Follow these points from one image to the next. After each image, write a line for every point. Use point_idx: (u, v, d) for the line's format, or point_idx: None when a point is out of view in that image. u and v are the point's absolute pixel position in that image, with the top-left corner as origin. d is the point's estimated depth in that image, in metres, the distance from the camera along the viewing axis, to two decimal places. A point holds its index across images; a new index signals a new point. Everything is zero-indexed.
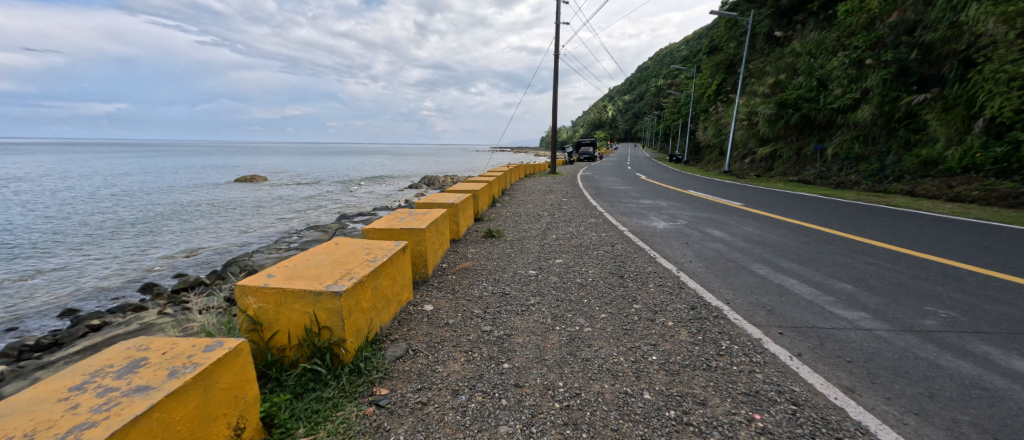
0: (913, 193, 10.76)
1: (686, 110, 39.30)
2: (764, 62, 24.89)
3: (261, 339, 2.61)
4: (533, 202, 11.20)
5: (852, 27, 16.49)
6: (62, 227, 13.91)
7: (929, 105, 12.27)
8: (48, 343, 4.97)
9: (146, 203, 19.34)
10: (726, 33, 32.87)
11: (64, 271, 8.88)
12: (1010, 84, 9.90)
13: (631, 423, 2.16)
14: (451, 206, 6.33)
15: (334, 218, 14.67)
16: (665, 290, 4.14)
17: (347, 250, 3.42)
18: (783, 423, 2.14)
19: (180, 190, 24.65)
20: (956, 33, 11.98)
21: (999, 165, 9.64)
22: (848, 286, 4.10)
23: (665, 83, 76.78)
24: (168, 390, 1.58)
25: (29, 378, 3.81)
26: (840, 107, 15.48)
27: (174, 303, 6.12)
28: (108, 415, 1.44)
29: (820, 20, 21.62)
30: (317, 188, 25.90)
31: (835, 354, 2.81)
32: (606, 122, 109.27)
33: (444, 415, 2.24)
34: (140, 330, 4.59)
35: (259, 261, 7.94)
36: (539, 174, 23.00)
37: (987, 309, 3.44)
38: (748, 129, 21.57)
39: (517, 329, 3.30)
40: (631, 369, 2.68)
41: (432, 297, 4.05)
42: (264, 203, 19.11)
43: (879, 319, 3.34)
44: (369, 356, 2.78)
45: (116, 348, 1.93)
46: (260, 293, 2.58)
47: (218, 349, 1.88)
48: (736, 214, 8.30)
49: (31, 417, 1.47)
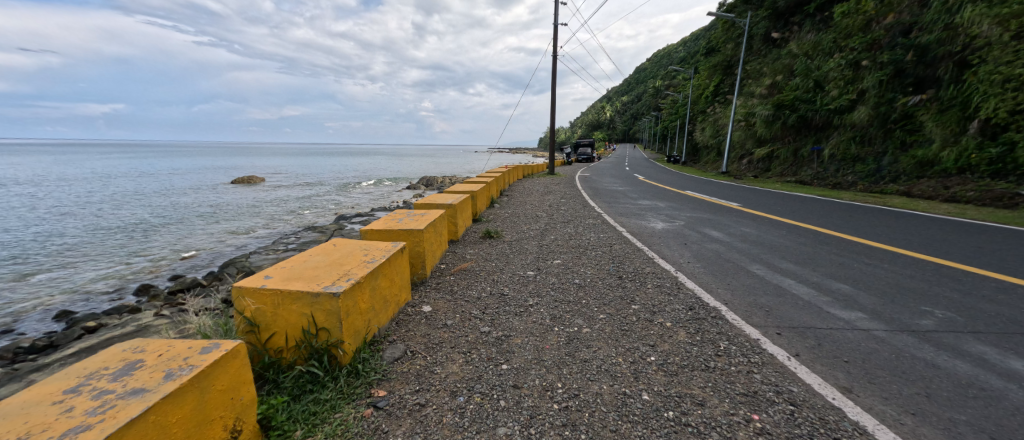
0: (910, 193, 10.82)
1: (684, 111, 39.47)
2: (761, 62, 25.03)
3: (258, 341, 2.60)
4: (532, 202, 11.25)
5: (848, 28, 16.60)
6: (58, 228, 13.86)
7: (924, 106, 12.36)
8: (43, 346, 4.93)
9: (142, 203, 19.28)
10: (723, 35, 33.03)
11: (59, 273, 8.83)
12: (1005, 86, 9.98)
13: (631, 424, 2.16)
14: (450, 207, 6.37)
15: (332, 218, 14.69)
16: (663, 291, 4.15)
17: (345, 251, 3.41)
18: (781, 423, 2.14)
19: (178, 191, 24.61)
20: (951, 35, 12.07)
21: (995, 166, 9.71)
22: (845, 286, 4.11)
23: (663, 85, 77.31)
24: (163, 393, 1.57)
25: (23, 381, 3.79)
26: (837, 107, 15.58)
27: (170, 305, 6.10)
28: (103, 418, 1.42)
29: (817, 21, 21.75)
30: (316, 189, 26.01)
31: (833, 354, 2.82)
32: (604, 122, 109.66)
33: (442, 417, 2.23)
34: (136, 332, 4.57)
35: (257, 262, 7.93)
36: (537, 174, 23.09)
37: (984, 309, 3.45)
38: (745, 129, 21.68)
39: (516, 330, 3.30)
40: (630, 370, 2.68)
41: (430, 298, 4.05)
42: (263, 203, 19.09)
43: (877, 319, 3.35)
44: (367, 357, 2.77)
45: (111, 350, 1.92)
46: (257, 294, 2.56)
47: (215, 351, 1.87)
48: (734, 214, 8.33)
49: (24, 420, 1.46)
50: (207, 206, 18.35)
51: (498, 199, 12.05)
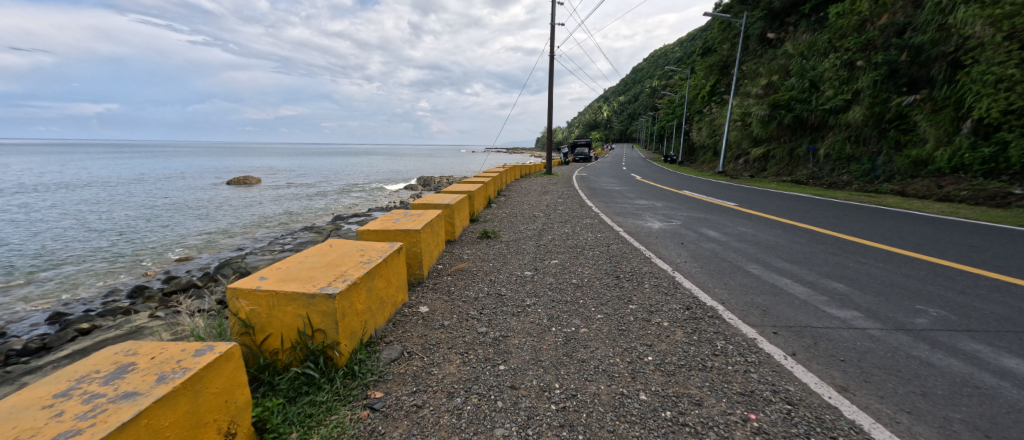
0: (904, 193, 10.90)
1: (681, 111, 39.63)
2: (755, 63, 25.28)
3: (253, 343, 2.58)
4: (529, 202, 11.22)
5: (842, 28, 16.76)
6: (47, 230, 13.65)
7: (918, 105, 12.48)
8: (36, 348, 4.89)
9: (136, 204, 19.06)
10: (721, 34, 33.15)
11: (48, 276, 8.67)
12: (997, 85, 10.05)
13: (628, 424, 2.16)
14: (446, 206, 6.34)
15: (328, 219, 14.60)
16: (659, 290, 4.15)
17: (342, 251, 3.40)
18: (777, 422, 2.15)
19: (171, 192, 24.33)
20: (944, 35, 12.21)
21: (987, 165, 9.79)
22: (840, 285, 4.12)
23: (660, 86, 77.36)
24: (156, 396, 1.55)
25: (17, 383, 3.78)
26: (832, 107, 15.73)
27: (166, 306, 6.07)
28: (93, 422, 1.40)
29: (813, 22, 21.91)
30: (312, 190, 25.81)
31: (828, 353, 2.83)
32: (602, 123, 110.18)
33: (438, 418, 2.22)
34: (132, 332, 4.55)
35: (253, 263, 7.89)
36: (534, 174, 23.15)
37: (977, 308, 3.48)
38: (741, 129, 21.86)
39: (513, 330, 3.29)
40: (627, 370, 2.68)
41: (427, 299, 4.03)
42: (259, 204, 18.92)
43: (871, 318, 3.36)
44: (363, 359, 2.75)
45: (104, 352, 1.90)
46: (253, 296, 2.54)
47: (209, 353, 1.85)
48: (730, 214, 8.33)
49: (13, 424, 1.43)
50: (201, 207, 18.14)
51: (494, 199, 12.02)
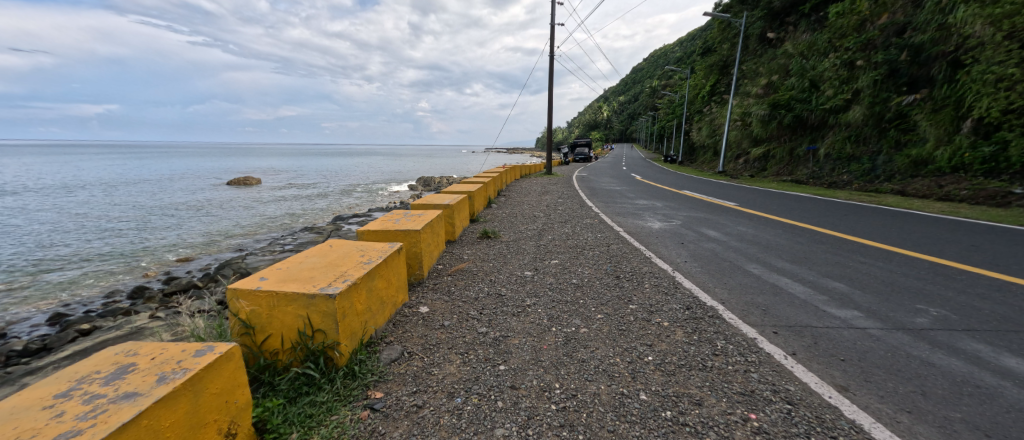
0: (904, 192, 10.89)
1: (681, 111, 39.67)
2: (755, 63, 25.31)
3: (253, 343, 2.58)
4: (529, 202, 11.22)
5: (842, 28, 16.76)
6: (46, 231, 13.62)
7: (918, 105, 12.48)
8: (36, 349, 4.89)
9: (136, 205, 19.03)
10: (721, 34, 33.15)
11: (47, 277, 8.64)
12: (998, 85, 10.05)
13: (628, 424, 2.16)
14: (446, 207, 6.34)
15: (328, 220, 14.60)
16: (659, 290, 4.15)
17: (342, 251, 3.40)
18: (778, 422, 2.15)
19: (171, 192, 24.31)
20: (944, 35, 12.20)
21: (987, 165, 9.77)
22: (841, 285, 4.12)
23: (660, 86, 77.39)
24: (157, 396, 1.55)
25: (18, 384, 3.78)
26: (832, 107, 15.74)
27: (166, 307, 6.07)
28: (94, 422, 1.41)
29: (812, 22, 21.92)
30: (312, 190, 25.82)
31: (828, 353, 2.83)
32: (602, 123, 110.18)
33: (439, 419, 2.22)
34: (132, 333, 4.55)
35: (253, 263, 7.88)
36: (534, 174, 23.15)
37: (978, 307, 3.48)
38: (741, 129, 21.87)
39: (513, 331, 3.29)
40: (627, 370, 2.68)
41: (427, 299, 4.03)
42: (259, 205, 18.91)
43: (871, 318, 3.36)
44: (363, 359, 2.75)
45: (104, 353, 1.90)
46: (252, 296, 2.54)
47: (209, 353, 1.85)
48: (730, 214, 8.33)
49: (13, 425, 1.44)
50: (201, 208, 18.12)
51: (495, 199, 12.02)
